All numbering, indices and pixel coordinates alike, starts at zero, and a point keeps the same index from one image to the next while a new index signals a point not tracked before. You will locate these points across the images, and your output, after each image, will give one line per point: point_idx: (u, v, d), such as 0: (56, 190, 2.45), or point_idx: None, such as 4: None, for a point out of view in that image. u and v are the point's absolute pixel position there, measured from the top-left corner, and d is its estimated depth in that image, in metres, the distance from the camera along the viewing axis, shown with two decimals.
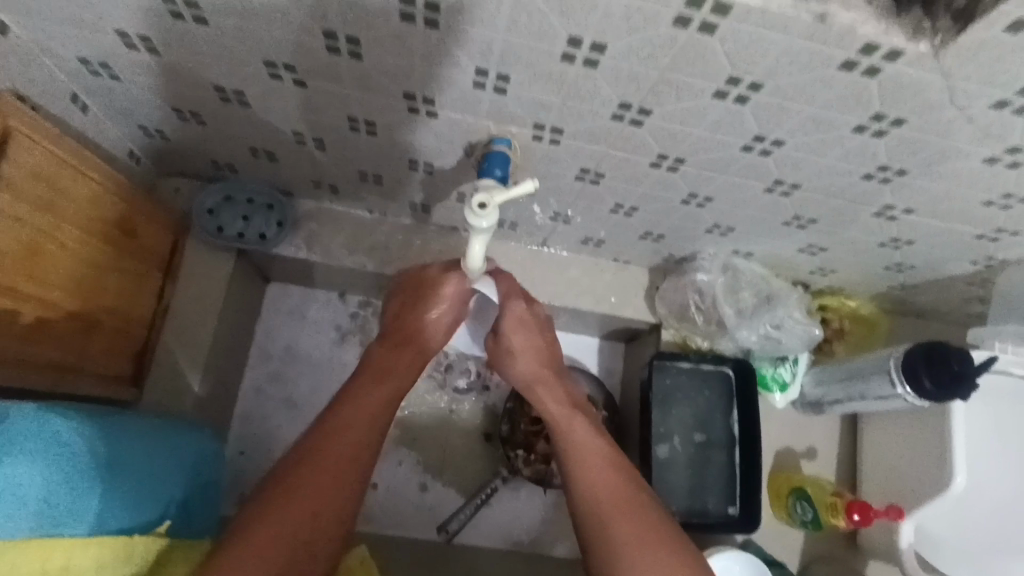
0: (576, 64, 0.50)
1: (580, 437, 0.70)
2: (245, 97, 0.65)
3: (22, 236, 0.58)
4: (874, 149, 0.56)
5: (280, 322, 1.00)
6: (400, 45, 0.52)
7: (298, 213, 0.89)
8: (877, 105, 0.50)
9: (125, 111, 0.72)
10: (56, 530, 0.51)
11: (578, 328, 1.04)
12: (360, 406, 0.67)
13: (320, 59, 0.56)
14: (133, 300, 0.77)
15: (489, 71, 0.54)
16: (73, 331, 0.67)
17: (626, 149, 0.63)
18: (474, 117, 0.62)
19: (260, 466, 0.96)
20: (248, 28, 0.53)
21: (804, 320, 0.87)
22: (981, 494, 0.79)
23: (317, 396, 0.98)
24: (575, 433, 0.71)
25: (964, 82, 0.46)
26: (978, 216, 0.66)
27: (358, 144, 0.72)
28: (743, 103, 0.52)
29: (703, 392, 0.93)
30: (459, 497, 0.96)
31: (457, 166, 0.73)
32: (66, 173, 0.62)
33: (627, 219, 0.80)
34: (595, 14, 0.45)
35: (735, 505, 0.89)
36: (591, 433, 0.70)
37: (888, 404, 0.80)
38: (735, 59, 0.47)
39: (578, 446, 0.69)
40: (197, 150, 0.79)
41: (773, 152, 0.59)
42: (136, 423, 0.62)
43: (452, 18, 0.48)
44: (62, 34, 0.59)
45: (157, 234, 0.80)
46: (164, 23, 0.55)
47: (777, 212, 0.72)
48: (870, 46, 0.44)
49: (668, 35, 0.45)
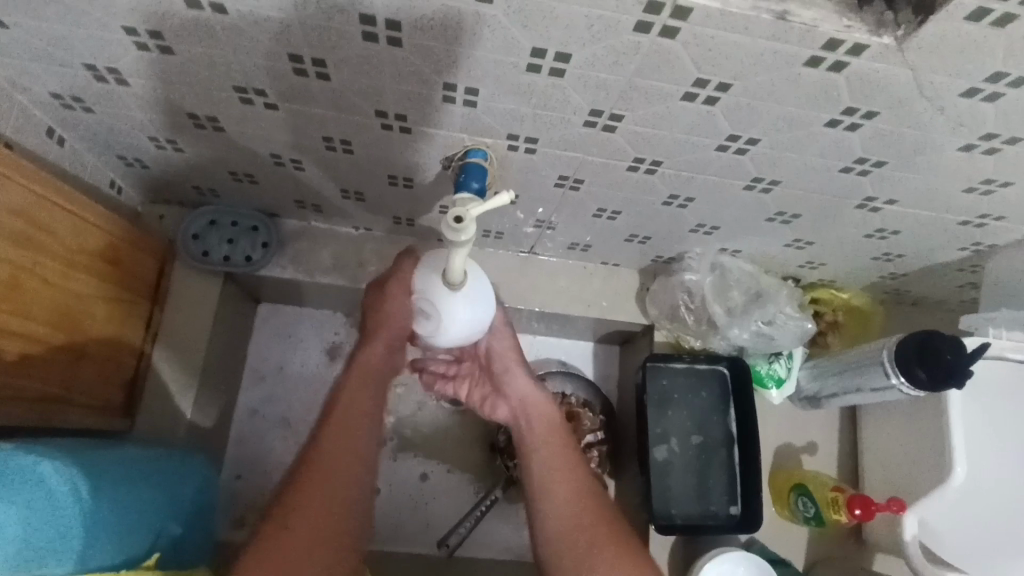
0: (542, 74, 0.50)
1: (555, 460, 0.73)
2: (219, 122, 0.65)
3: (3, 273, 0.58)
4: (849, 143, 0.56)
5: (272, 342, 1.00)
6: (366, 64, 0.52)
7: (283, 233, 0.89)
8: (848, 100, 0.50)
9: (103, 142, 0.72)
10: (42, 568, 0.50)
11: (571, 333, 1.04)
12: (346, 423, 0.69)
13: (289, 82, 0.56)
14: (121, 328, 0.77)
15: (457, 86, 0.53)
16: (59, 365, 0.67)
17: (602, 155, 0.63)
18: (447, 131, 0.61)
19: (258, 488, 0.95)
20: (214, 55, 0.53)
21: (796, 315, 0.87)
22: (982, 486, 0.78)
23: (312, 416, 0.98)
24: (553, 466, 0.72)
25: (932, 73, 0.46)
26: (961, 203, 0.65)
27: (337, 163, 0.72)
28: (712, 105, 0.52)
29: (699, 392, 0.92)
30: (459, 509, 0.95)
31: (437, 180, 0.73)
32: (45, 209, 0.62)
33: (611, 224, 0.80)
34: (555, 25, 0.45)
35: (736, 505, 0.89)
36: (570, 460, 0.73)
37: (885, 395, 0.80)
38: (701, 62, 0.47)
39: (555, 480, 0.71)
40: (177, 177, 0.79)
41: (749, 150, 0.59)
42: (123, 456, 0.62)
43: (415, 36, 0.48)
44: (32, 71, 0.59)
45: (143, 262, 0.80)
46: (131, 55, 0.55)
47: (760, 209, 0.71)
48: (833, 42, 0.43)
49: (630, 41, 0.45)
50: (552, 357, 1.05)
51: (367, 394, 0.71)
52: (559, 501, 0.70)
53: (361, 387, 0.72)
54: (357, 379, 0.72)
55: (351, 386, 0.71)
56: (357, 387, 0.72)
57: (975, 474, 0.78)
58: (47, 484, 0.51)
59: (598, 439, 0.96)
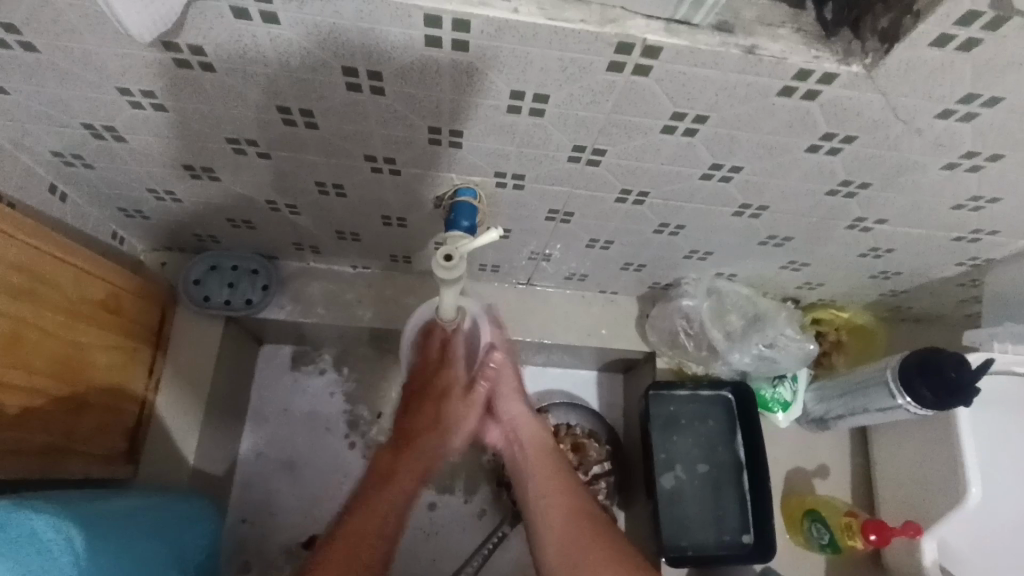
0: (522, 115, 0.51)
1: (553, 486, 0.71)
2: (214, 172, 0.67)
3: (5, 328, 0.59)
4: (832, 167, 0.56)
5: (276, 384, 1.01)
6: (352, 113, 0.54)
7: (283, 275, 0.91)
8: (825, 125, 0.50)
9: (105, 196, 0.74)
10: None
11: (573, 363, 1.03)
12: (384, 506, 0.65)
13: (279, 132, 0.58)
14: (123, 376, 0.77)
15: (441, 129, 0.55)
16: (59, 417, 0.67)
17: (589, 188, 0.64)
18: (436, 172, 0.63)
19: (263, 532, 0.95)
20: (206, 110, 0.55)
21: (797, 337, 0.86)
22: (1001, 505, 0.76)
23: (316, 456, 0.98)
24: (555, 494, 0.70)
25: (904, 96, 0.46)
26: (952, 220, 0.65)
27: (330, 206, 0.73)
28: (691, 136, 0.53)
29: (704, 418, 0.91)
30: (467, 547, 0.94)
31: (429, 218, 0.74)
32: (45, 262, 0.64)
33: (605, 253, 0.80)
34: (530, 68, 0.46)
35: (748, 534, 0.87)
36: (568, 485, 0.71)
37: (892, 416, 0.78)
38: (675, 96, 0.48)
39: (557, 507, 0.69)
40: (178, 225, 0.81)
41: (733, 178, 0.59)
42: (122, 507, 0.62)
43: (396, 85, 0.49)
44: (33, 131, 0.61)
45: (144, 309, 0.81)
46: (125, 114, 0.57)
47: (751, 234, 0.72)
48: (804, 72, 0.44)
49: (604, 80, 0.46)
50: (555, 388, 1.05)
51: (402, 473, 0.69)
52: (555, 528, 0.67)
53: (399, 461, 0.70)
54: (395, 467, 0.69)
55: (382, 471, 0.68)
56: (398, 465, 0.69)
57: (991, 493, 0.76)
58: (50, 535, 0.52)
59: (604, 470, 0.95)
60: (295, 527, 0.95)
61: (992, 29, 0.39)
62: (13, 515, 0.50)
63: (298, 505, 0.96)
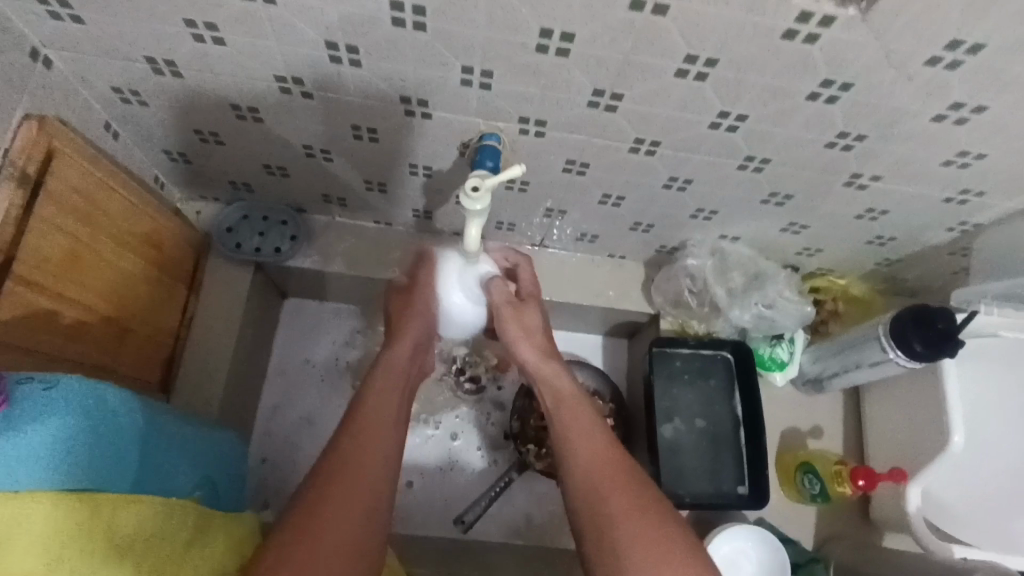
0: (549, 54, 0.57)
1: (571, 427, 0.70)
2: (259, 113, 0.72)
3: (66, 244, 0.64)
4: (831, 116, 0.61)
5: (297, 335, 1.05)
6: (394, 50, 0.59)
7: (310, 227, 0.96)
8: (824, 71, 0.55)
9: (152, 136, 0.79)
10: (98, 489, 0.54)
11: (581, 326, 1.08)
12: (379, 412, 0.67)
13: (324, 71, 0.63)
14: (161, 310, 0.83)
15: (473, 69, 0.60)
16: (107, 337, 0.72)
17: (604, 136, 0.69)
18: (465, 116, 0.68)
19: (282, 473, 0.99)
20: (260, 45, 0.60)
21: (795, 299, 0.91)
22: (981, 454, 0.81)
23: (333, 405, 1.03)
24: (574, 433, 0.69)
25: (895, 41, 0.51)
26: (942, 178, 0.70)
27: (363, 154, 0.79)
28: (702, 80, 0.58)
29: (704, 376, 0.95)
30: (475, 492, 0.98)
31: (454, 168, 0.79)
32: (101, 188, 0.70)
33: (616, 210, 0.86)
34: (560, 6, 0.51)
35: (744, 485, 0.91)
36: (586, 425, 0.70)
37: (884, 370, 0.83)
38: (689, 37, 0.53)
39: (577, 445, 0.68)
40: (216, 171, 0.86)
41: (739, 127, 0.64)
42: (179, 418, 0.67)
43: (437, 20, 0.54)
44: (99, 65, 0.66)
45: (182, 251, 0.86)
46: (187, 48, 0.62)
47: (755, 190, 0.77)
48: (805, 14, 0.49)
49: (626, 19, 0.52)
50: (562, 350, 1.09)
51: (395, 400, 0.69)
52: (579, 455, 0.67)
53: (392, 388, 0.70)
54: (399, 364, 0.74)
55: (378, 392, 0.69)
56: (388, 402, 0.69)
57: (971, 441, 0.81)
58: (119, 423, 0.58)
59: (607, 425, 1.00)
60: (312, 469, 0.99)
61: None
62: (94, 390, 0.55)
63: (316, 450, 1.00)
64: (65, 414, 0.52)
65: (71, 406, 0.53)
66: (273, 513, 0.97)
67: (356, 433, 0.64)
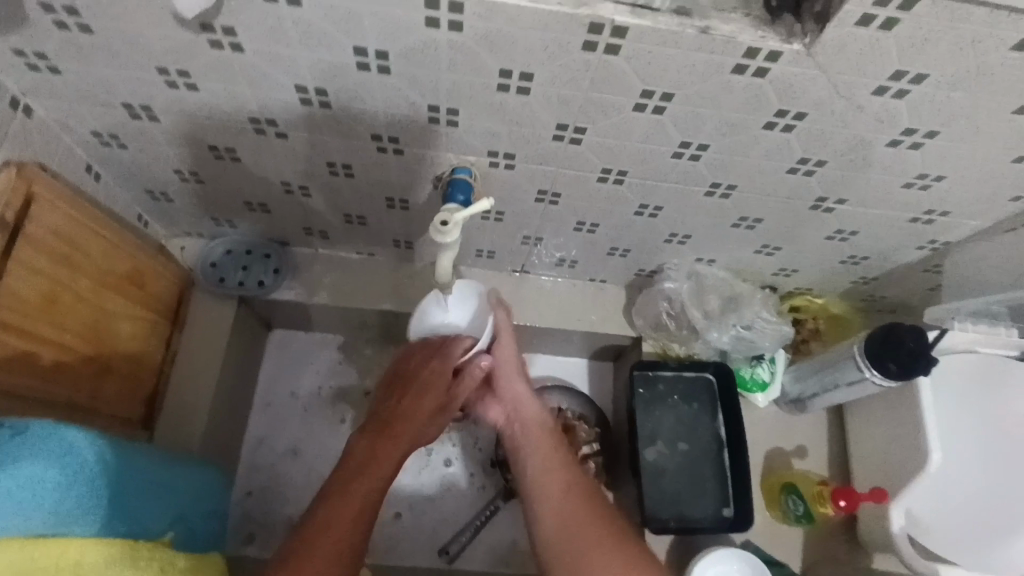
0: (511, 93, 0.59)
1: (551, 476, 0.74)
2: (237, 153, 0.74)
3: (44, 286, 0.66)
4: (789, 144, 0.63)
5: (282, 366, 1.06)
6: (362, 92, 0.61)
7: (293, 260, 0.97)
8: (777, 102, 0.57)
9: (134, 177, 0.81)
10: (70, 531, 0.55)
11: (565, 350, 1.09)
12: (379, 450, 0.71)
13: (296, 113, 0.65)
14: (143, 347, 0.83)
15: (440, 108, 0.62)
16: (85, 375, 0.73)
17: (572, 167, 0.70)
18: (436, 152, 0.70)
19: (268, 505, 0.99)
20: (233, 90, 0.62)
21: (773, 320, 0.92)
22: (960, 473, 0.81)
23: (319, 435, 1.03)
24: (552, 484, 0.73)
25: (841, 74, 0.53)
26: (906, 200, 0.71)
27: (340, 189, 0.80)
28: (660, 113, 0.60)
29: (686, 399, 0.95)
30: (462, 520, 0.98)
31: (429, 200, 0.80)
32: (82, 230, 0.71)
33: (592, 236, 0.87)
34: (517, 49, 0.53)
35: (728, 507, 0.91)
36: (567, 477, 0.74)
37: (860, 389, 0.84)
38: (643, 75, 0.55)
39: (553, 496, 0.72)
40: (198, 208, 0.88)
41: (701, 156, 0.66)
42: (157, 456, 0.68)
43: (400, 64, 0.56)
44: (78, 111, 0.68)
45: (166, 287, 0.87)
46: (162, 94, 0.64)
47: (725, 215, 0.78)
48: (752, 50, 0.51)
49: (582, 59, 0.53)
50: (547, 374, 1.10)
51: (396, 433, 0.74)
52: (557, 503, 0.72)
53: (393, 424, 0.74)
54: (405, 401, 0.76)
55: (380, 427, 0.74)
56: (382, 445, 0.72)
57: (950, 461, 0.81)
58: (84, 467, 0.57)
59: (592, 451, 1.01)
60: (298, 501, 0.99)
61: (906, 9, 0.47)
62: (52, 434, 0.55)
63: (302, 481, 1.00)
64: (40, 454, 0.53)
65: (47, 446, 0.54)
66: (258, 546, 0.97)
67: (350, 474, 0.69)
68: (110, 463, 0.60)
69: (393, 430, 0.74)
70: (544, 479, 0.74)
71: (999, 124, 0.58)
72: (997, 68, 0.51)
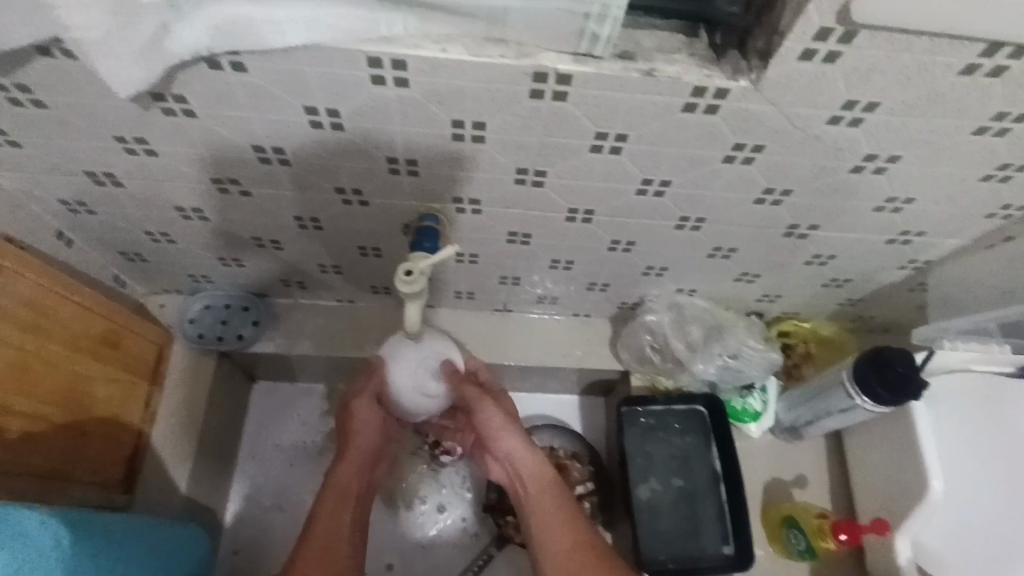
0: (466, 142, 0.58)
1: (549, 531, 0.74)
2: (204, 212, 0.74)
3: (10, 356, 0.65)
4: (752, 176, 0.62)
5: (268, 418, 1.05)
6: (319, 148, 0.61)
7: (273, 311, 0.97)
8: (732, 136, 0.56)
9: (107, 240, 0.81)
10: None
11: (554, 387, 1.07)
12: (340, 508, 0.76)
13: (257, 171, 0.65)
14: (120, 407, 0.81)
15: (398, 159, 0.62)
16: (56, 443, 0.71)
17: (539, 208, 0.70)
18: (401, 201, 0.69)
19: (256, 563, 0.97)
20: (192, 153, 0.63)
21: (760, 347, 0.90)
22: (964, 502, 0.77)
23: (306, 487, 1.01)
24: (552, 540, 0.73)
25: (793, 106, 0.53)
26: (879, 222, 0.70)
27: (311, 240, 0.80)
28: (617, 153, 0.59)
29: (678, 432, 0.93)
30: (455, 570, 0.95)
31: (400, 247, 0.80)
32: (52, 297, 0.71)
33: (569, 273, 0.86)
34: (465, 101, 0.53)
35: (729, 544, 0.87)
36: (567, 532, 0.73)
37: (854, 416, 0.82)
38: (594, 118, 0.54)
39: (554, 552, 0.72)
40: (173, 266, 0.88)
41: (665, 191, 0.65)
42: (126, 526, 0.66)
43: (353, 121, 0.57)
44: (44, 181, 0.69)
45: (145, 344, 0.86)
46: (123, 160, 0.64)
47: (699, 246, 0.77)
48: (699, 89, 0.51)
49: (531, 107, 0.53)
50: (537, 412, 1.08)
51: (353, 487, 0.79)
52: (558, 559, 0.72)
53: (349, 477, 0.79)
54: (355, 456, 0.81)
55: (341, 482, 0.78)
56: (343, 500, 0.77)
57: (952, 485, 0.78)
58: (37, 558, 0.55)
59: (586, 490, 0.98)
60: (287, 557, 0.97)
61: (847, 41, 0.46)
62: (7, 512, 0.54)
63: (289, 536, 0.98)
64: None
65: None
66: None
67: (320, 537, 0.73)
68: (62, 570, 0.56)
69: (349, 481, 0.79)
70: (546, 530, 0.74)
71: (960, 146, 0.57)
72: (949, 91, 0.51)
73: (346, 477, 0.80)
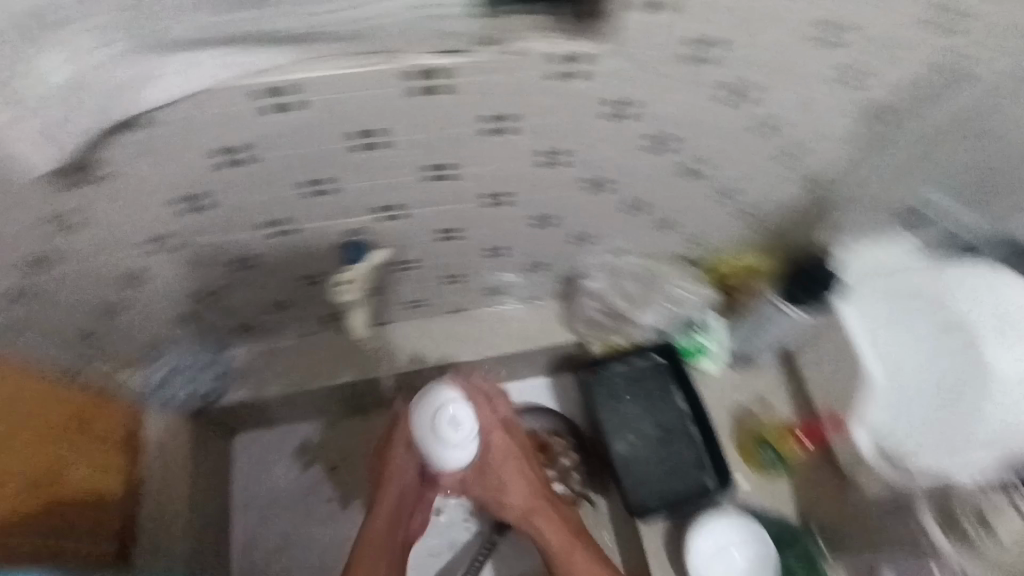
0: (373, 148, 0.63)
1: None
2: (144, 275, 0.77)
3: None
4: (637, 128, 0.69)
5: (256, 465, 1.07)
6: (239, 184, 0.65)
7: (236, 361, 0.99)
8: (608, 94, 0.63)
9: (49, 332, 0.81)
10: None
11: (522, 372, 1.12)
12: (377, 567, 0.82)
13: (185, 222, 0.69)
14: (103, 481, 0.83)
15: (315, 179, 0.66)
16: (31, 527, 0.74)
17: (459, 199, 0.75)
18: (331, 221, 0.74)
19: None
20: (116, 219, 0.65)
21: (696, 289, 0.97)
22: (901, 367, 0.83)
23: (308, 517, 1.05)
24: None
25: (651, 57, 0.59)
26: (766, 149, 0.77)
27: (255, 279, 0.83)
28: (512, 132, 0.65)
29: (643, 385, 0.98)
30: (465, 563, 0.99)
31: (341, 268, 0.83)
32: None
33: (506, 256, 0.91)
34: (361, 110, 0.58)
35: (710, 473, 0.93)
36: (592, 572, 0.83)
37: (786, 326, 0.89)
38: (481, 102, 0.60)
39: None
40: (124, 340, 0.89)
41: (566, 158, 0.71)
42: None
43: (264, 151, 0.61)
44: None
45: (115, 418, 0.88)
46: (48, 245, 0.66)
47: (614, 204, 0.83)
48: (565, 56, 0.57)
49: (422, 104, 0.58)
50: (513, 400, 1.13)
51: (389, 544, 0.85)
52: None
53: (385, 533, 0.85)
54: (384, 513, 0.85)
55: (374, 539, 0.84)
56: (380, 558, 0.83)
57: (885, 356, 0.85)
58: None
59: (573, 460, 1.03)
60: None
61: None
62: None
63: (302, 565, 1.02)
64: None
65: None
66: None
67: None
68: None
69: (386, 533, 0.85)
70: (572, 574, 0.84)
71: (814, 72, 0.63)
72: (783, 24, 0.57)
73: (382, 531, 0.85)
